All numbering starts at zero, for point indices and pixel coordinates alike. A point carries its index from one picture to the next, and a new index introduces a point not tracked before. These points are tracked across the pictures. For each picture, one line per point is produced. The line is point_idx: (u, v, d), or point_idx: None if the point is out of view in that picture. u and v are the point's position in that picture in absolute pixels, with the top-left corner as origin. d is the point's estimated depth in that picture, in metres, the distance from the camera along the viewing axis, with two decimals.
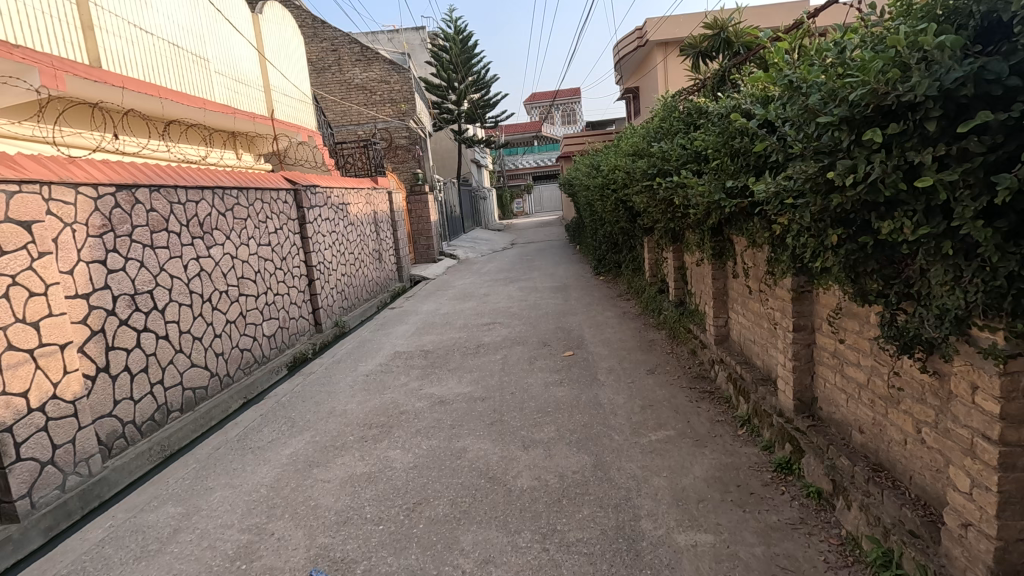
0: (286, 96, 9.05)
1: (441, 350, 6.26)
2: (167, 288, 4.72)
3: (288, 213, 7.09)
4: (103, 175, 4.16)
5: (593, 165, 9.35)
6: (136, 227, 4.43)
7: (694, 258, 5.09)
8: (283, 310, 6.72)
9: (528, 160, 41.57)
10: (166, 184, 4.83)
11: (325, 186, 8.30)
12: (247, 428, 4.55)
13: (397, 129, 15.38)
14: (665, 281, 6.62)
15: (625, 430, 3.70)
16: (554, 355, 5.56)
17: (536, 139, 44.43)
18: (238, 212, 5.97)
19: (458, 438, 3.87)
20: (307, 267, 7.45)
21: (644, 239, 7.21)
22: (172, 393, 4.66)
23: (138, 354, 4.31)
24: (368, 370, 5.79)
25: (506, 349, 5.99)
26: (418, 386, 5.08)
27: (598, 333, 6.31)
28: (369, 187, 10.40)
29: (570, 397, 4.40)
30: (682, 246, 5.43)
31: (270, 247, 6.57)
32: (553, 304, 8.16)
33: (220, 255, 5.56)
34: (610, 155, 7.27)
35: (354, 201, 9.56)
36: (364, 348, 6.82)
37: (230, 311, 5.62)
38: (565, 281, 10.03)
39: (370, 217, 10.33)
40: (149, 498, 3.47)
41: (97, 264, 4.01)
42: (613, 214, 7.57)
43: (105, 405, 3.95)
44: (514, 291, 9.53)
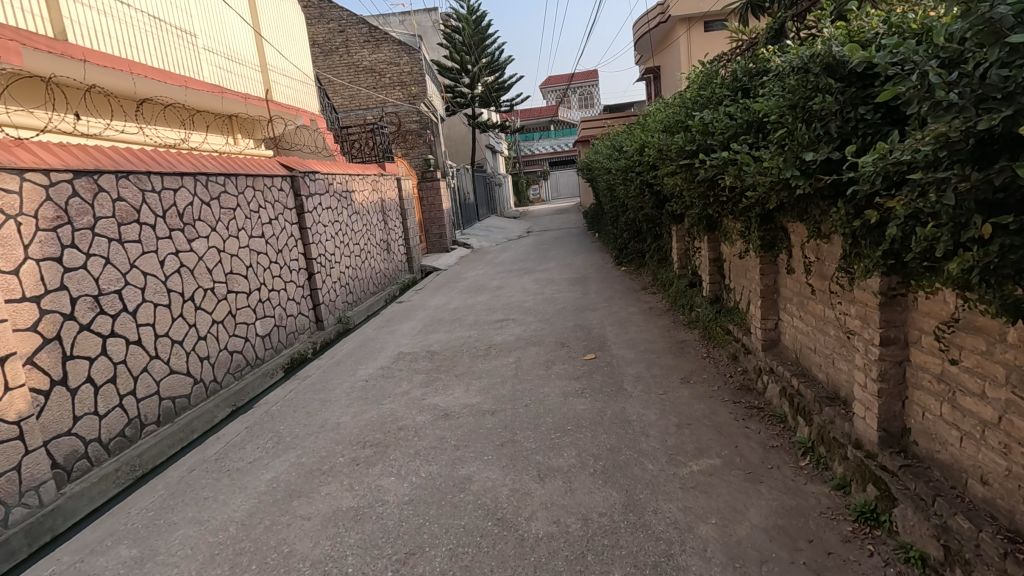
0: (285, 76, 8.47)
1: (449, 352, 5.69)
2: (139, 287, 4.22)
3: (284, 202, 6.55)
4: (57, 160, 3.65)
5: (615, 147, 8.68)
6: (100, 219, 3.92)
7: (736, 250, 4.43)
8: (278, 306, 6.21)
9: (544, 146, 40.66)
10: (136, 170, 4.31)
11: (326, 173, 7.74)
12: (228, 445, 4.04)
13: (407, 113, 14.77)
14: (697, 272, 5.97)
15: (660, 457, 3.10)
16: (573, 359, 4.97)
17: (553, 124, 43.43)
18: (225, 201, 5.44)
19: (465, 463, 3.32)
20: (306, 259, 6.93)
21: (672, 227, 6.58)
22: (146, 405, 4.18)
23: (103, 363, 3.83)
24: (368, 375, 5.25)
25: (520, 351, 5.41)
26: (421, 395, 4.53)
27: (623, 331, 5.69)
28: (375, 174, 9.82)
29: (593, 411, 3.81)
30: (720, 236, 4.78)
31: (263, 238, 6.04)
32: (571, 297, 7.55)
33: (205, 249, 5.05)
34: (636, 133, 6.56)
35: (359, 188, 9.01)
36: (367, 348, 6.29)
37: (217, 310, 5.12)
38: (584, 272, 9.39)
39: (376, 206, 9.77)
40: (102, 536, 2.98)
41: (51, 262, 3.51)
42: (638, 200, 6.88)
43: (62, 423, 3.47)
44: (529, 283, 8.94)
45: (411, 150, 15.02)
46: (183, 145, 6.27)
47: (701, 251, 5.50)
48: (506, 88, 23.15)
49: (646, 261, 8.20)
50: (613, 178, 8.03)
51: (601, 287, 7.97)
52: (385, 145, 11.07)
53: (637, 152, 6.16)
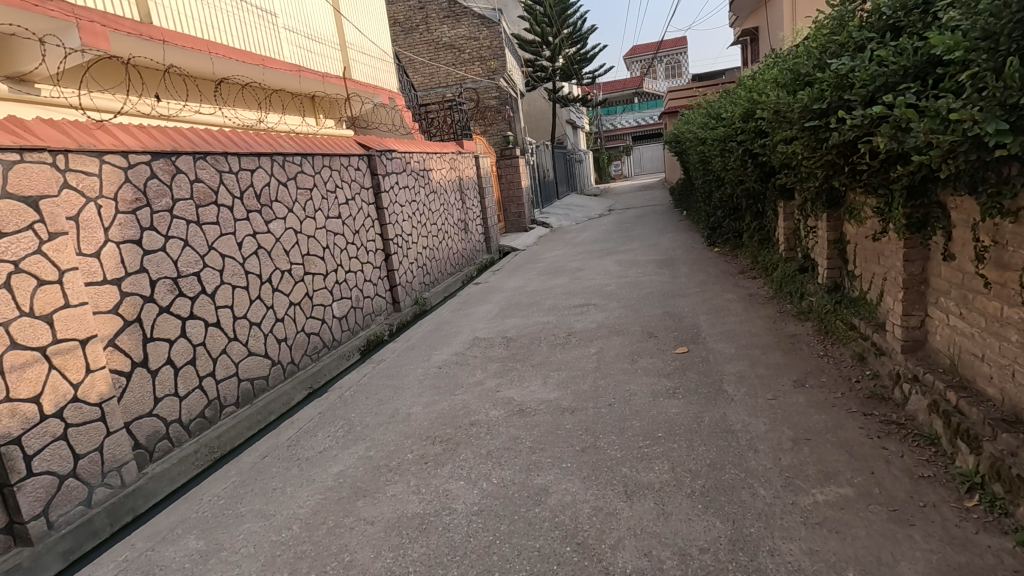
0: (364, 54, 8.38)
1: (526, 339, 5.37)
2: (217, 269, 4.21)
3: (361, 182, 6.45)
4: (135, 141, 3.64)
5: (710, 115, 7.87)
6: (178, 201, 3.90)
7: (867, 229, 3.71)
8: (356, 288, 6.15)
9: (627, 120, 39.03)
10: (213, 150, 4.27)
11: (403, 151, 7.58)
12: (301, 431, 3.97)
13: (486, 89, 14.44)
14: (810, 255, 5.21)
15: (773, 481, 2.59)
16: (662, 352, 4.48)
17: (637, 97, 41.54)
18: (302, 181, 5.37)
19: (542, 470, 2.99)
20: (383, 240, 6.83)
21: (779, 203, 5.83)
22: (225, 387, 4.19)
23: (183, 345, 3.84)
24: (441, 362, 5.05)
25: (603, 340, 4.98)
26: (496, 387, 4.25)
27: (720, 321, 5.09)
28: (453, 152, 9.61)
29: (689, 417, 3.34)
30: (845, 212, 4.07)
31: (340, 219, 5.97)
32: (659, 281, 6.96)
33: (282, 230, 5.01)
34: (737, 96, 5.79)
35: (437, 167, 8.82)
36: (442, 332, 6.11)
37: (294, 292, 5.09)
38: (672, 253, 8.70)
39: (454, 184, 9.57)
40: (174, 523, 2.95)
41: (130, 245, 3.52)
42: (739, 173, 6.13)
43: (143, 405, 3.51)
44: (612, 265, 8.41)
45: (490, 127, 14.72)
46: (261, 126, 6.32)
47: (818, 231, 4.75)
48: (589, 59, 22.18)
49: (745, 241, 7.40)
50: (707, 150, 7.27)
51: (692, 270, 7.30)
52: (464, 122, 10.82)
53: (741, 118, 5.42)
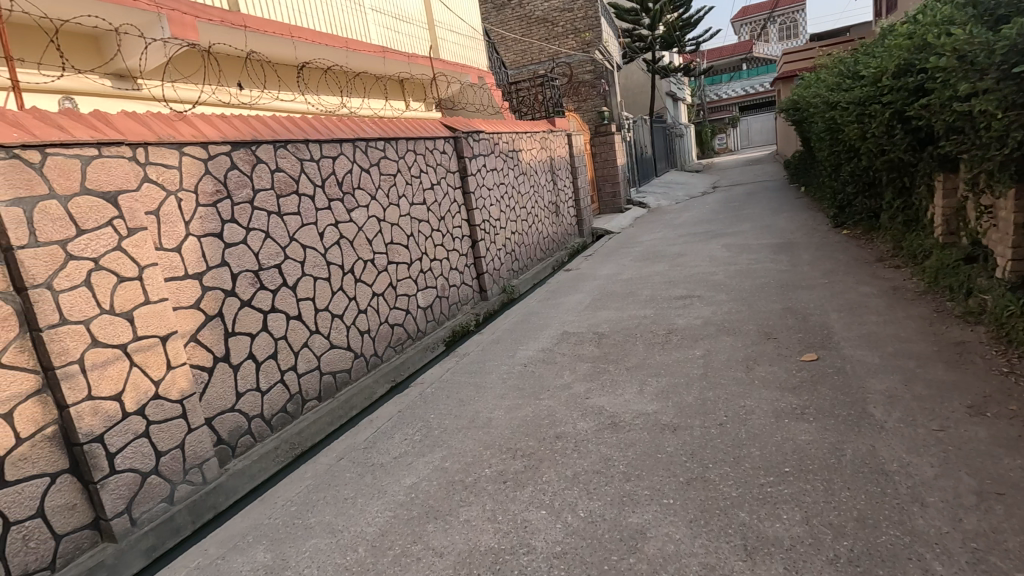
0: (454, 32, 8.09)
1: (620, 336, 4.85)
2: (299, 260, 4.12)
3: (447, 165, 6.19)
4: (215, 131, 3.57)
5: (841, 74, 6.74)
6: (259, 192, 3.82)
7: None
8: (441, 277, 5.94)
9: (734, 89, 36.10)
10: (294, 138, 4.16)
11: (491, 132, 7.23)
12: (379, 432, 3.79)
13: (580, 63, 13.72)
14: (982, 241, 4.18)
15: (955, 555, 1.95)
16: (784, 359, 3.79)
17: (746, 63, 38.26)
18: (386, 167, 5.18)
19: (638, 505, 2.53)
20: (470, 226, 6.55)
21: (937, 177, 4.78)
22: (307, 381, 4.12)
23: (265, 339, 3.78)
24: (527, 360, 4.68)
25: (711, 341, 4.36)
26: (585, 394, 3.81)
27: (857, 322, 4.25)
28: (544, 131, 9.12)
29: (823, 449, 2.71)
30: None
31: (425, 205, 5.75)
32: (776, 270, 6.10)
33: (365, 219, 4.85)
34: (887, 46, 4.77)
35: (527, 147, 8.39)
36: (529, 325, 5.74)
37: (377, 283, 4.95)
38: (791, 236, 7.67)
39: (545, 165, 9.10)
40: (246, 530, 2.85)
41: (212, 238, 3.47)
42: (886, 140, 5.09)
43: (225, 401, 3.47)
44: (719, 251, 7.57)
45: (584, 103, 14.01)
46: (347, 112, 6.25)
47: (1000, 212, 3.75)
48: (693, 25, 20.51)
49: (884, 223, 6.28)
50: (840, 114, 6.20)
51: (817, 257, 6.33)
52: (557, 99, 10.26)
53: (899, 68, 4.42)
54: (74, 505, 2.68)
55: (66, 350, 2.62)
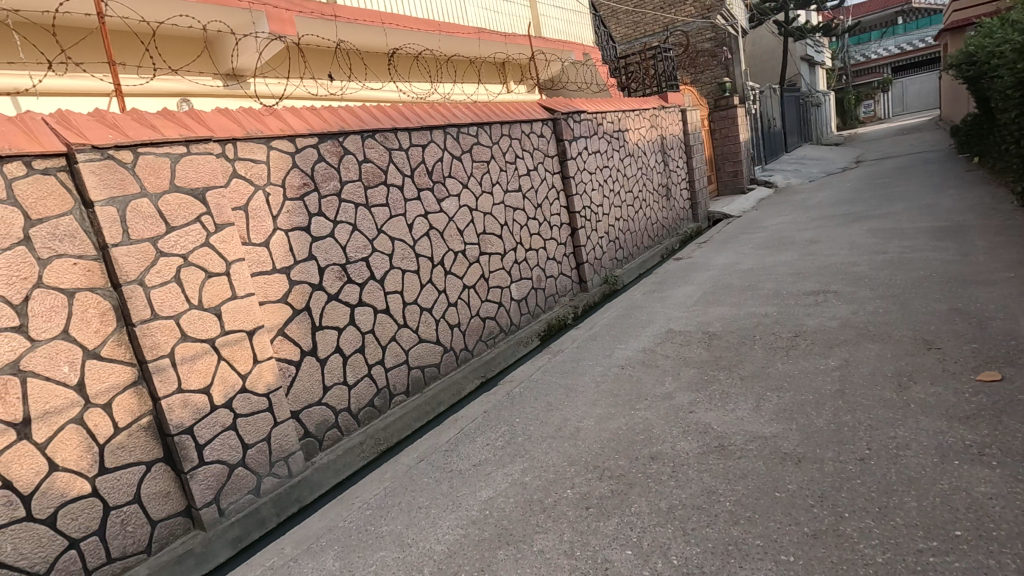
0: (559, 7, 7.62)
1: (734, 338, 4.24)
2: (387, 253, 4.04)
3: (545, 149, 5.84)
4: (302, 124, 3.55)
5: None
6: (346, 184, 3.76)
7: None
8: (537, 267, 5.64)
9: (885, 47, 31.50)
10: (382, 127, 4.06)
11: (594, 111, 6.74)
12: (462, 434, 3.61)
13: (699, 31, 12.57)
14: None
15: None
16: (952, 377, 3.01)
17: (901, 16, 33.20)
18: (479, 153, 4.96)
19: (748, 559, 2.06)
20: (570, 213, 6.17)
21: None
22: (395, 375, 4.06)
23: (352, 332, 3.75)
24: (626, 361, 4.25)
25: (850, 349, 3.62)
26: (689, 407, 3.32)
27: None
28: (655, 108, 8.40)
29: (1015, 510, 2.03)
30: None
31: (521, 192, 5.46)
32: (939, 260, 5.02)
33: (456, 208, 4.68)
34: None
35: (634, 126, 7.77)
36: (631, 320, 5.27)
37: (469, 274, 4.77)
38: (960, 217, 6.33)
39: (655, 144, 8.39)
40: (322, 531, 2.80)
41: (299, 232, 3.46)
42: None
43: (312, 394, 3.49)
44: (862, 236, 6.47)
45: (703, 74, 12.82)
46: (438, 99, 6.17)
47: None
48: None
49: None
50: None
51: (998, 243, 5.11)
52: (671, 71, 9.40)
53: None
54: (168, 492, 2.79)
55: (158, 345, 2.70)
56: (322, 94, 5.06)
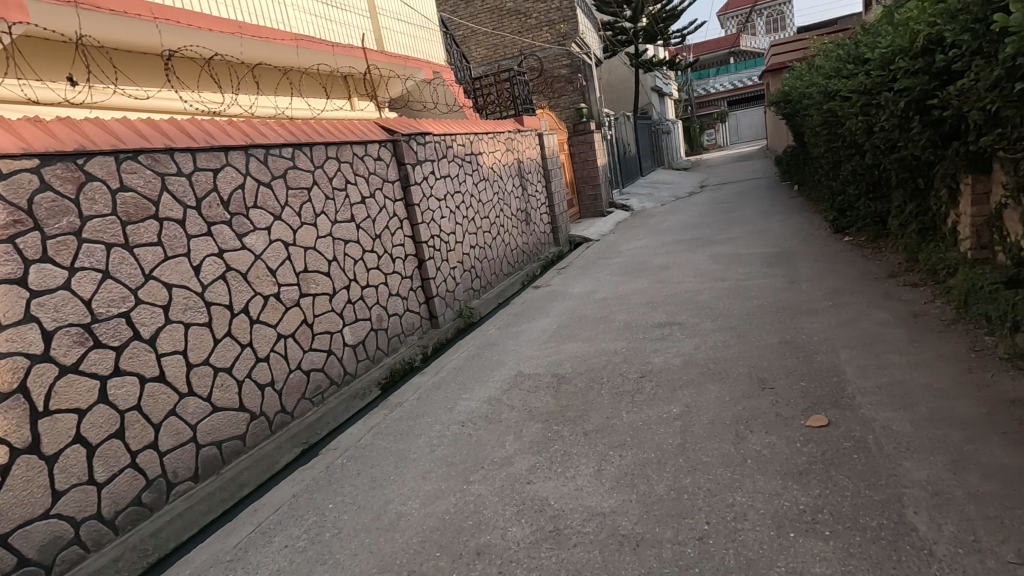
0: (405, 22, 7.16)
1: (582, 381, 3.97)
2: (161, 303, 3.20)
3: (383, 174, 5.26)
4: (13, 140, 2.65)
5: (838, 60, 5.90)
6: (91, 220, 2.90)
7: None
8: (377, 305, 5.01)
9: (722, 84, 35.39)
10: (151, 146, 3.23)
11: (442, 133, 6.30)
12: (258, 534, 2.88)
13: (556, 57, 12.83)
14: None
15: None
16: (785, 424, 2.91)
17: (733, 57, 37.58)
18: (297, 179, 4.26)
19: None
20: (416, 243, 5.63)
21: (965, 178, 3.93)
22: (175, 459, 3.20)
23: (103, 412, 2.87)
24: (468, 416, 3.78)
25: (692, 392, 3.47)
26: (527, 475, 2.92)
27: (876, 364, 3.38)
28: (510, 132, 8.20)
29: None
30: None
31: (354, 222, 4.82)
32: (770, 287, 5.23)
33: (265, 244, 3.93)
34: (902, 20, 3.87)
35: (488, 150, 7.47)
36: (481, 361, 4.83)
37: (284, 321, 4.02)
38: (786, 244, 6.81)
39: (512, 169, 8.19)
40: None
41: (8, 286, 2.55)
42: (900, 135, 4.21)
43: (32, 506, 2.56)
44: (705, 262, 6.71)
45: (561, 99, 13.12)
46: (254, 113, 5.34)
47: None
48: (676, 17, 19.67)
49: (895, 230, 5.42)
50: (840, 106, 5.32)
51: (818, 271, 5.47)
52: (526, 95, 9.34)
53: (924, 44, 3.49)
54: None
55: None
56: (82, 99, 4.05)
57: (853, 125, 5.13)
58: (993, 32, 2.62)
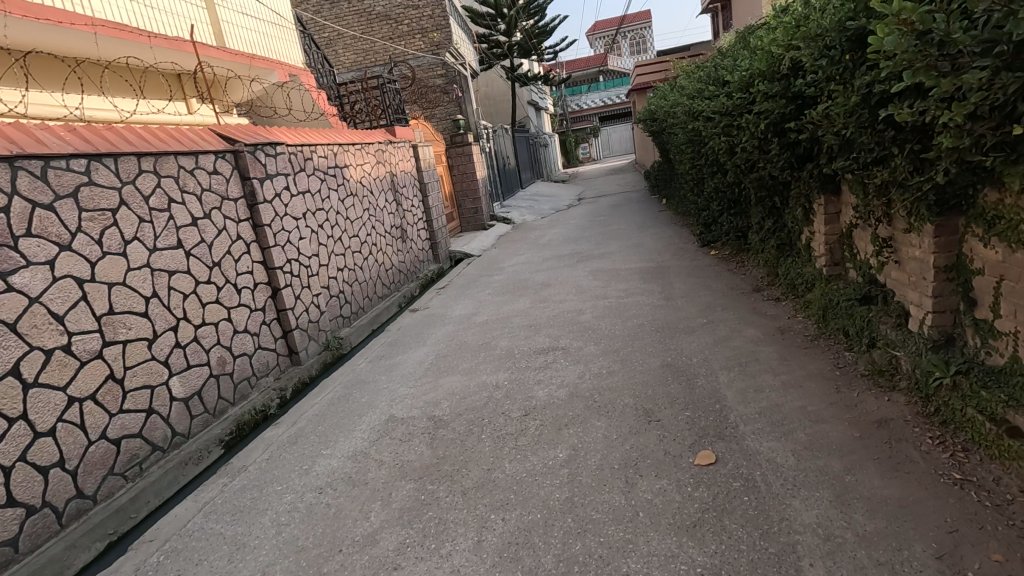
0: (251, 17, 6.35)
1: (461, 424, 3.57)
2: None
3: (222, 190, 4.47)
4: None
5: (699, 81, 6.13)
6: None
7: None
8: (217, 347, 4.21)
9: (593, 100, 37.26)
10: None
11: (298, 144, 5.58)
12: None
13: (430, 66, 12.42)
14: (878, 278, 3.50)
15: None
16: (674, 464, 2.72)
17: (602, 76, 39.79)
18: (95, 199, 3.39)
19: None
20: (267, 269, 4.88)
21: (817, 198, 4.12)
22: None
23: None
24: (327, 479, 3.19)
25: (577, 431, 3.21)
26: (395, 558, 2.44)
27: (753, 386, 3.36)
28: (380, 143, 7.61)
29: None
30: (982, 206, 2.39)
31: (182, 249, 4.00)
32: (648, 305, 5.23)
33: (46, 283, 3.04)
34: (760, 45, 3.97)
35: (355, 162, 6.84)
36: (348, 404, 4.23)
37: (80, 381, 3.15)
38: (659, 258, 6.98)
39: (384, 182, 7.60)
40: None
41: None
42: (760, 156, 4.34)
43: None
44: (585, 278, 6.66)
45: (436, 109, 12.71)
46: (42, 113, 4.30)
47: (907, 250, 3.01)
48: (548, 33, 20.20)
49: (756, 245, 5.70)
50: (704, 126, 5.47)
51: (691, 285, 5.59)
52: (397, 105, 8.80)
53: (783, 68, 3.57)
54: None
55: None
56: None
57: (716, 144, 5.28)
58: (851, 59, 2.64)
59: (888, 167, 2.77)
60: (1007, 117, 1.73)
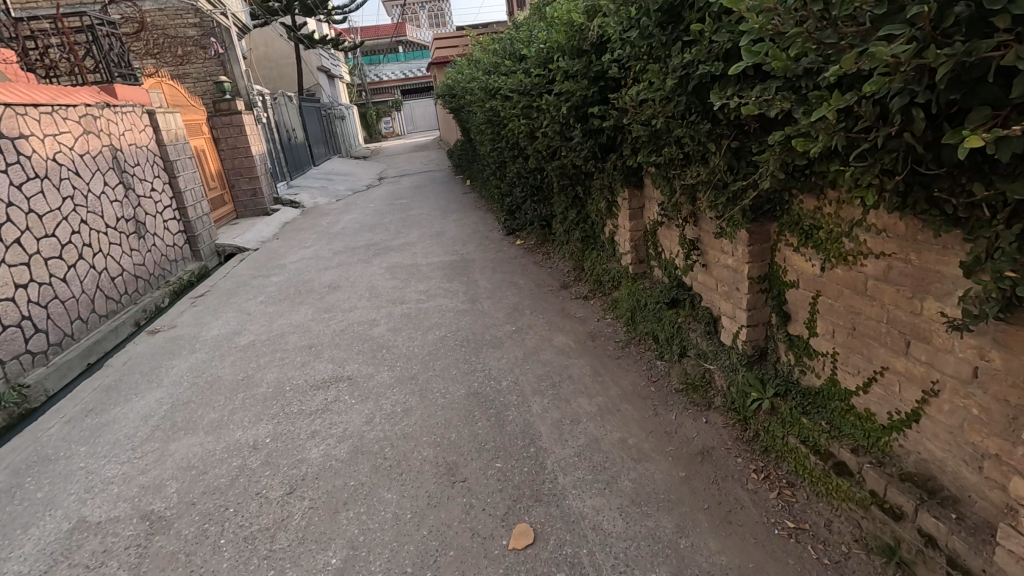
0: None
1: (190, 521, 2.48)
2: None
3: None
4: None
5: (494, 54, 5.55)
6: None
7: (908, 291, 1.71)
8: None
9: (393, 72, 35.51)
10: None
11: None
12: None
13: (178, 12, 9.99)
14: (685, 280, 3.29)
15: None
16: (483, 555, 2.07)
17: (401, 46, 38.04)
18: None
19: None
20: None
21: (620, 192, 3.82)
22: None
23: None
24: None
25: (357, 513, 2.38)
26: None
27: (569, 416, 2.89)
28: (84, 107, 5.57)
29: None
30: (802, 217, 2.12)
31: None
32: (452, 310, 4.56)
33: None
34: (558, 16, 3.45)
35: (39, 133, 4.86)
36: (7, 507, 2.77)
37: None
38: (463, 249, 6.39)
39: (98, 160, 5.65)
40: None
41: None
42: (562, 144, 3.91)
43: None
44: (381, 276, 5.76)
45: (190, 67, 10.36)
46: None
47: (717, 254, 2.76)
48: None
49: (560, 235, 5.40)
50: (502, 106, 4.92)
51: (497, 283, 5.08)
52: (116, 55, 6.63)
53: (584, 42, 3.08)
54: None
55: None
56: None
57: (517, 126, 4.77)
58: (662, 35, 2.18)
59: (704, 165, 2.43)
60: (881, 116, 1.35)
